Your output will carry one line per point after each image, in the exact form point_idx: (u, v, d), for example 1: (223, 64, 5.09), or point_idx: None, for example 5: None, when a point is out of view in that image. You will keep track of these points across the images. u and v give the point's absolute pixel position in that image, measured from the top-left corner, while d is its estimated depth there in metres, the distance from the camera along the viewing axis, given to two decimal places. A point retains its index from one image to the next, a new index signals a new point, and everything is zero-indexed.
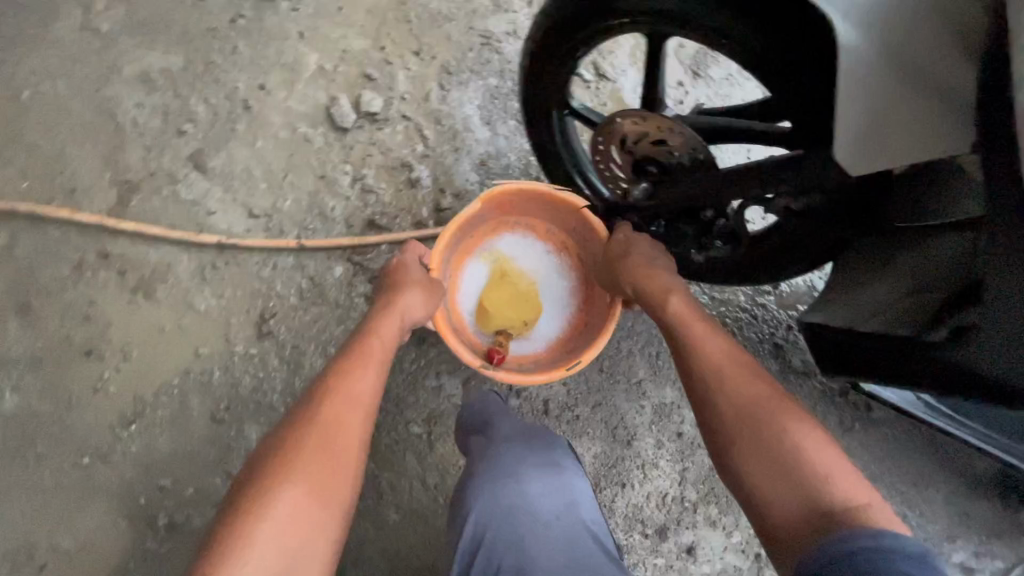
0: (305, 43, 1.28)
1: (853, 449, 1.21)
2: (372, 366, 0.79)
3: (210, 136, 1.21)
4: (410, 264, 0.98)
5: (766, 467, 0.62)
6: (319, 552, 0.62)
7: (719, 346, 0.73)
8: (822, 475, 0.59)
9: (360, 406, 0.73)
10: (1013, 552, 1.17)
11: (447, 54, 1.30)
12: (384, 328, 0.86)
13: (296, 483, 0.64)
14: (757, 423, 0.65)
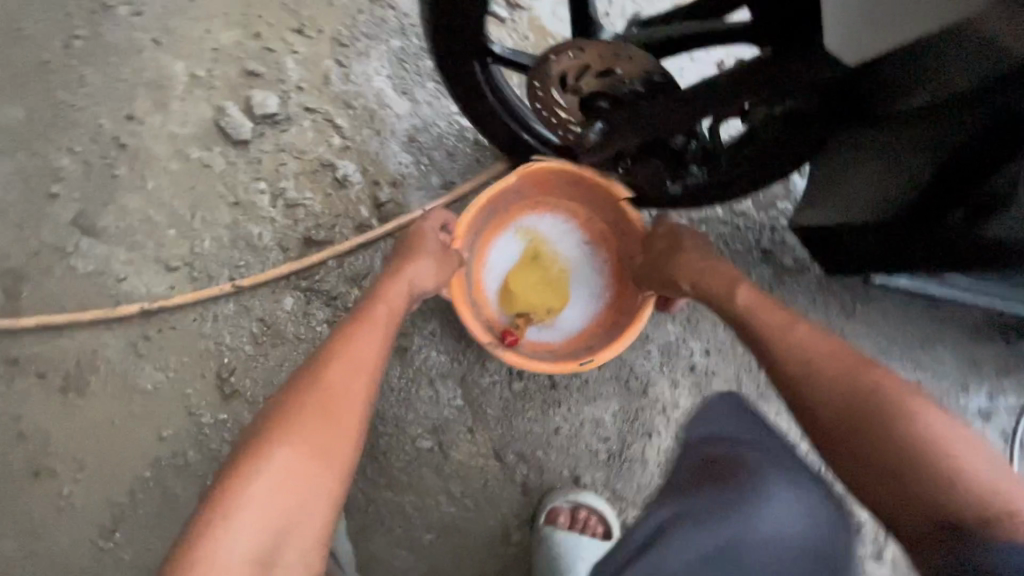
0: (163, 51, 1.08)
1: (859, 332, 1.20)
2: (375, 334, 0.75)
3: (89, 191, 1.02)
4: (429, 236, 0.90)
5: (877, 451, 0.62)
6: (320, 509, 0.63)
7: (813, 338, 0.73)
8: (938, 454, 0.59)
9: (361, 376, 0.70)
10: (1021, 384, 1.21)
11: (334, 24, 1.12)
12: (393, 294, 0.81)
13: (291, 440, 0.63)
14: (867, 402, 0.65)
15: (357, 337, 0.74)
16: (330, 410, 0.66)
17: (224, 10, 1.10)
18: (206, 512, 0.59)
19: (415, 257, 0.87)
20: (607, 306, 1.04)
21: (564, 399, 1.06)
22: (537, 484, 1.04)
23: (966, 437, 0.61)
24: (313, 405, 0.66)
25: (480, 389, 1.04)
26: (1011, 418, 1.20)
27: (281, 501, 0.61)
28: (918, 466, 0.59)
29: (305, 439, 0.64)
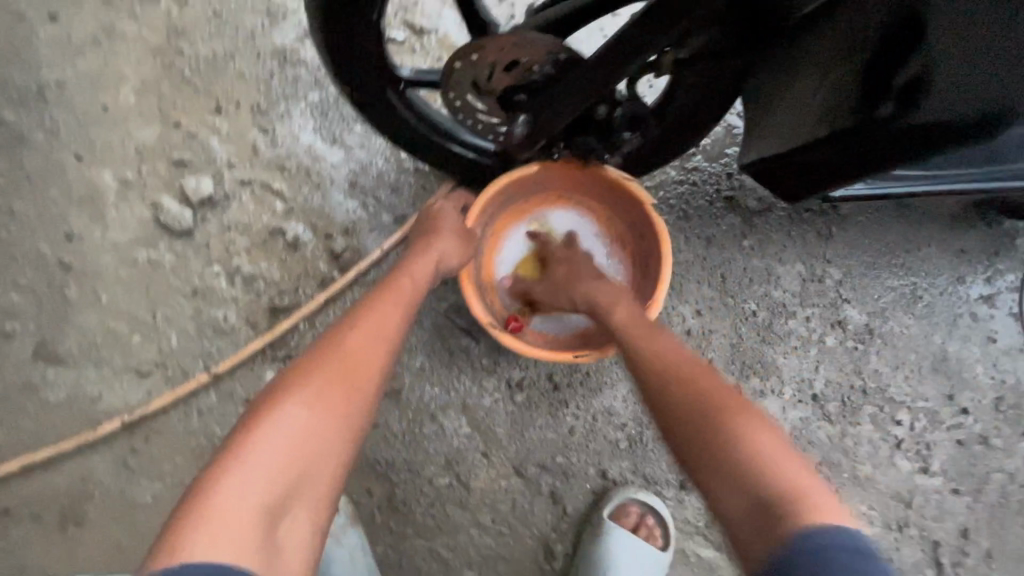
0: (88, 163, 1.07)
1: (843, 253, 1.18)
2: (398, 306, 0.71)
3: (44, 319, 1.00)
4: (445, 214, 0.88)
5: (723, 473, 0.55)
6: (321, 478, 0.56)
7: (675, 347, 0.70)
8: (784, 472, 0.53)
9: (384, 345, 0.66)
10: (1013, 260, 1.20)
11: (250, 94, 1.12)
12: (417, 268, 0.78)
13: (304, 396, 0.58)
14: (693, 431, 0.59)
15: (381, 307, 0.69)
16: (349, 369, 0.62)
17: (139, 109, 1.10)
18: (212, 462, 0.53)
19: (437, 232, 0.85)
20: None
21: (569, 397, 1.03)
22: (566, 490, 1.01)
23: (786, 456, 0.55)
24: (333, 364, 0.61)
25: (483, 411, 1.01)
26: (1013, 296, 1.18)
27: (285, 459, 0.54)
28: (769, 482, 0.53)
29: (321, 398, 0.58)
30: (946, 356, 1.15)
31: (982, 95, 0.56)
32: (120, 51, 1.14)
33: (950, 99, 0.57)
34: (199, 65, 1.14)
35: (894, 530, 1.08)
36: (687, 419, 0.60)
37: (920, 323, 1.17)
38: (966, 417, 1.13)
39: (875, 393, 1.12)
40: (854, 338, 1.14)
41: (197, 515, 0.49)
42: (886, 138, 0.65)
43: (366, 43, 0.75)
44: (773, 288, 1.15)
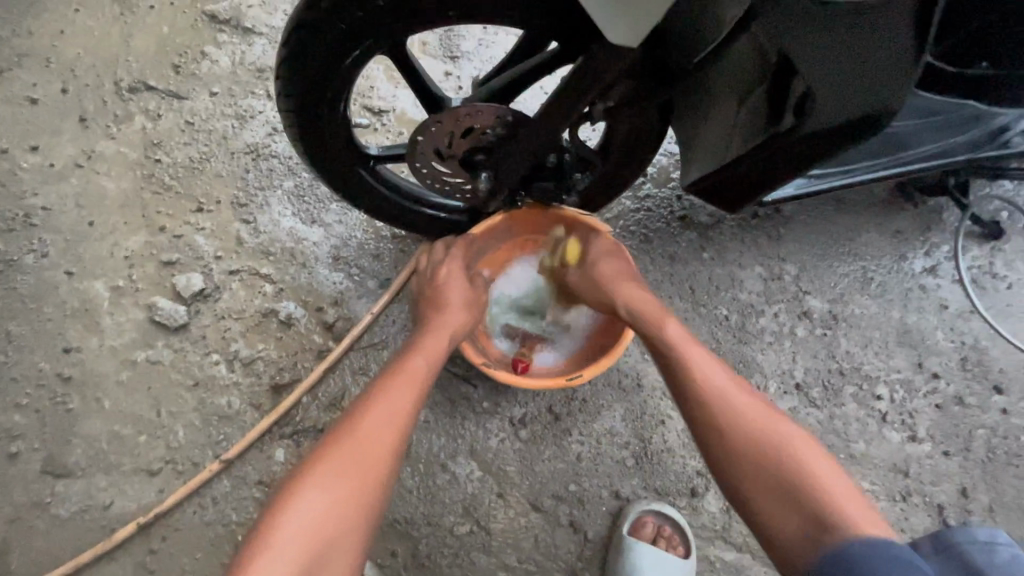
0: (79, 277, 1.12)
1: (795, 249, 1.29)
2: (411, 388, 0.76)
3: (49, 435, 1.01)
4: (451, 280, 0.94)
5: (780, 495, 0.69)
6: (337, 557, 0.63)
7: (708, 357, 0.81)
8: (818, 483, 0.68)
9: (394, 430, 0.71)
10: (944, 233, 1.32)
11: (229, 190, 1.20)
12: (429, 342, 0.84)
13: (323, 482, 0.65)
14: (772, 463, 0.71)
15: (393, 387, 0.75)
16: (359, 457, 0.68)
17: (125, 220, 1.17)
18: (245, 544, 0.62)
19: (445, 297, 0.91)
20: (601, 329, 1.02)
21: (572, 425, 1.08)
22: (584, 516, 1.03)
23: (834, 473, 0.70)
24: (344, 453, 0.68)
25: (492, 452, 1.05)
26: (952, 264, 1.30)
27: (308, 539, 0.62)
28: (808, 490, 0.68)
29: (331, 488, 0.65)
30: (907, 328, 1.25)
31: (865, 94, 0.65)
32: (101, 170, 1.21)
33: (843, 103, 0.66)
34: (178, 171, 1.22)
35: (900, 501, 1.12)
36: (760, 447, 0.72)
37: (877, 302, 1.26)
38: (938, 381, 1.21)
39: (852, 372, 1.20)
40: (822, 325, 1.23)
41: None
42: (791, 145, 0.75)
43: (338, 131, 0.84)
44: (739, 291, 1.24)
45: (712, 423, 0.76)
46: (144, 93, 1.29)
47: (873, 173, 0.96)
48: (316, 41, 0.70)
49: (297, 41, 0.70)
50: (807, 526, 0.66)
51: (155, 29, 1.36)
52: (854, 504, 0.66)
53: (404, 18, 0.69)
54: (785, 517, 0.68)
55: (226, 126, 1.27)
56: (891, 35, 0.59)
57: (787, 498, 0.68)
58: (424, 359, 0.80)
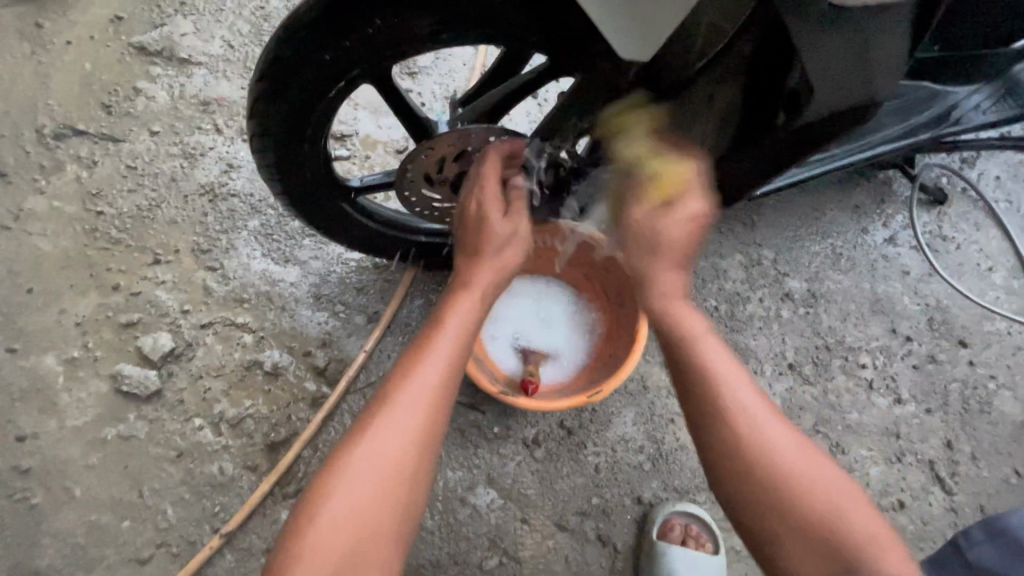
0: (25, 353, 0.99)
1: (769, 233, 1.33)
2: (449, 356, 0.67)
3: (12, 538, 0.89)
4: (493, 208, 0.78)
5: (778, 495, 0.60)
6: (377, 558, 0.57)
7: (706, 329, 0.72)
8: (841, 508, 0.59)
9: (435, 404, 0.64)
10: (896, 204, 1.41)
11: (188, 236, 1.11)
12: (466, 300, 0.73)
13: (358, 473, 0.59)
14: (750, 456, 0.62)
15: (428, 354, 0.67)
16: (393, 442, 0.61)
17: (70, 282, 1.05)
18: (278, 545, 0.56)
19: (483, 252, 0.77)
20: (605, 341, 1.01)
21: (586, 436, 1.06)
22: (611, 528, 1.02)
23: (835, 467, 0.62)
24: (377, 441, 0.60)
25: (510, 477, 1.02)
26: (908, 232, 1.39)
27: (341, 540, 0.56)
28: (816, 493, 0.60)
29: (365, 484, 0.59)
30: (877, 297, 1.32)
31: (860, 83, 0.65)
32: (34, 230, 1.08)
33: (838, 96, 0.67)
34: (125, 222, 1.11)
35: (897, 462, 1.17)
36: (761, 435, 0.63)
37: (848, 276, 1.33)
38: (912, 343, 1.28)
39: (837, 346, 1.25)
40: (803, 304, 1.28)
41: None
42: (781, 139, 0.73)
43: (317, 167, 0.79)
44: (724, 281, 1.27)
45: (705, 408, 0.66)
46: (73, 139, 1.17)
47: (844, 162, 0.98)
48: (294, 75, 0.65)
49: (274, 78, 0.65)
50: (816, 532, 0.58)
51: (77, 68, 1.23)
52: (860, 517, 0.58)
53: (390, 47, 0.65)
54: (787, 523, 0.59)
55: (174, 166, 1.16)
56: (894, 22, 0.60)
57: (780, 516, 0.59)
58: (462, 318, 0.71)
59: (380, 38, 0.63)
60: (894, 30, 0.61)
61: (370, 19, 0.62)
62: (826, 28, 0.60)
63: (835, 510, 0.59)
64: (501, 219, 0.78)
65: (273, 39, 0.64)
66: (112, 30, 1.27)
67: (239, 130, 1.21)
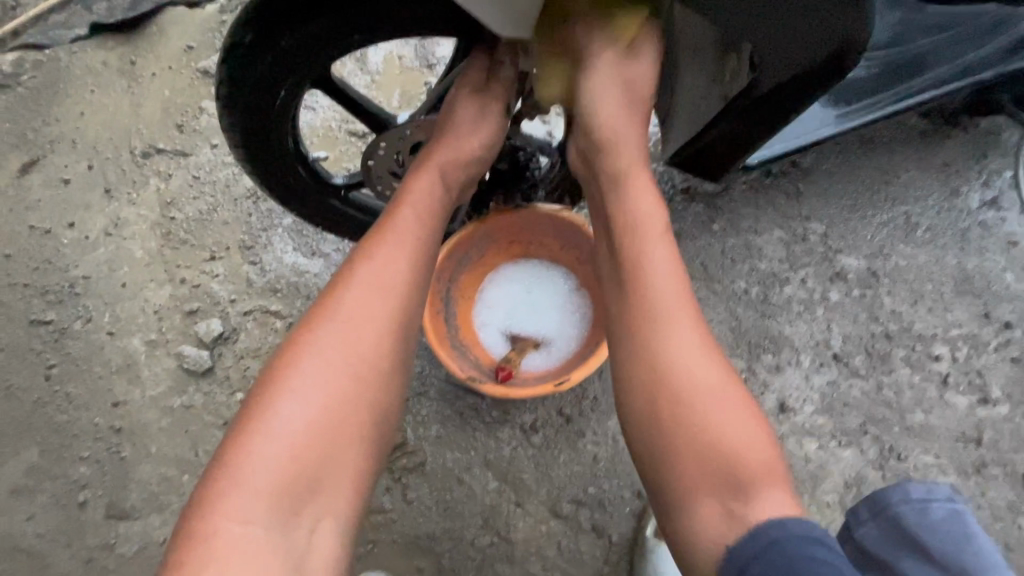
0: (119, 336, 1.22)
1: (821, 204, 1.16)
2: (399, 254, 0.69)
3: (109, 482, 1.12)
4: (459, 121, 0.77)
5: (698, 448, 0.62)
6: (331, 461, 0.61)
7: (674, 276, 0.69)
8: (738, 448, 0.62)
9: (380, 307, 0.66)
10: (1004, 157, 1.14)
11: (236, 234, 1.27)
12: (418, 189, 0.74)
13: (307, 381, 0.62)
14: (669, 386, 0.64)
15: (377, 254, 0.68)
16: (337, 354, 0.63)
17: (150, 277, 1.27)
18: (226, 454, 0.59)
19: (446, 139, 0.76)
20: (594, 326, 0.98)
21: (586, 424, 1.04)
22: (607, 519, 1.00)
23: (758, 432, 0.64)
24: (320, 355, 0.63)
25: (506, 461, 1.04)
26: (1016, 193, 1.12)
27: (292, 445, 0.60)
28: (738, 451, 0.62)
29: (312, 390, 0.62)
30: (966, 275, 1.09)
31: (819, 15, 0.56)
32: (126, 235, 1.31)
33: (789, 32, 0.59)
34: (190, 225, 1.30)
35: (975, 474, 0.98)
36: (697, 389, 0.64)
37: (927, 250, 1.11)
38: (1013, 331, 1.05)
39: (902, 335, 1.06)
40: (860, 286, 1.10)
41: (200, 546, 0.55)
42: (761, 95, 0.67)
43: (296, 171, 0.86)
44: (758, 260, 1.13)
45: (646, 360, 0.66)
46: (155, 156, 1.39)
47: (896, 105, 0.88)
48: (243, 92, 0.71)
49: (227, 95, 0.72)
50: (727, 490, 0.61)
51: (158, 94, 1.45)
52: (756, 449, 0.62)
53: (324, 51, 0.69)
54: (697, 467, 0.62)
55: (227, 174, 1.34)
56: None
57: (696, 470, 0.62)
58: (412, 209, 0.72)
59: (304, 44, 0.68)
60: None
61: (288, 33, 0.66)
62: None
63: (749, 472, 0.61)
64: (474, 98, 0.77)
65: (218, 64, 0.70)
66: (184, 57, 1.48)
67: None
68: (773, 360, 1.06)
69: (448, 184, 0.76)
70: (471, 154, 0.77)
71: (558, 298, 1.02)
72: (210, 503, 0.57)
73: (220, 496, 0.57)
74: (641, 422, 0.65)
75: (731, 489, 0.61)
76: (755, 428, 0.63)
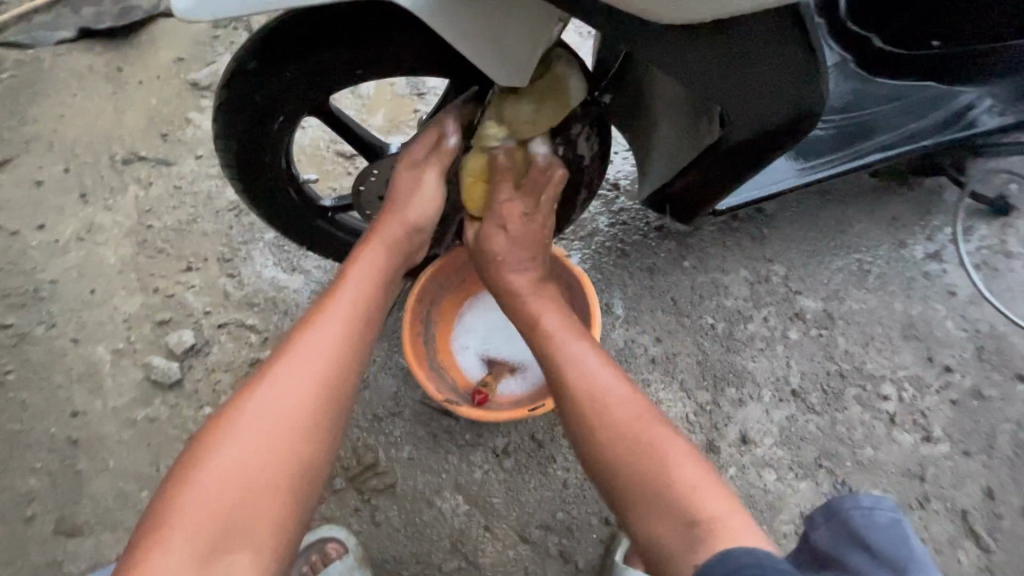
0: (84, 343, 1.19)
1: (783, 248, 1.24)
2: (343, 321, 0.77)
3: (59, 496, 1.07)
4: (400, 195, 0.85)
5: (653, 501, 0.63)
6: (258, 510, 0.64)
7: (592, 356, 0.75)
8: (688, 492, 0.63)
9: (318, 369, 0.72)
10: (946, 214, 1.25)
11: (216, 247, 1.26)
12: (359, 270, 0.82)
13: (239, 435, 0.67)
14: (605, 450, 0.68)
15: (320, 322, 0.76)
16: (272, 400, 0.69)
17: (121, 284, 1.24)
18: (165, 493, 0.64)
19: (387, 215, 0.85)
20: None
21: (556, 450, 1.06)
22: (575, 546, 1.00)
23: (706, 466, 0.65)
24: (262, 405, 0.69)
25: (477, 484, 1.05)
26: (957, 247, 1.22)
27: (226, 489, 0.64)
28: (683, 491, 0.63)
29: (244, 444, 0.66)
30: (911, 320, 1.17)
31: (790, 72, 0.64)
32: (100, 240, 1.29)
33: (752, 102, 0.67)
34: (168, 235, 1.29)
35: (921, 509, 1.03)
36: (635, 443, 0.67)
37: (876, 296, 1.19)
38: (952, 374, 1.13)
39: (854, 374, 1.13)
40: (817, 326, 1.17)
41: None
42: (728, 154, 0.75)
43: (287, 190, 0.88)
44: (724, 298, 1.19)
45: (584, 428, 0.70)
46: (136, 164, 1.38)
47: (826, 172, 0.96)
48: (241, 112, 0.73)
49: (224, 113, 0.73)
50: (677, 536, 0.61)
51: (145, 103, 1.45)
52: (710, 493, 0.63)
53: (328, 80, 0.72)
54: (647, 518, 0.63)
55: (210, 187, 1.34)
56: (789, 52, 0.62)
57: (647, 514, 0.63)
58: (354, 288, 0.80)
59: (308, 72, 0.70)
60: (799, 61, 0.62)
61: (293, 63, 0.69)
62: (709, 32, 0.61)
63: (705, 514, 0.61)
64: (413, 168, 0.85)
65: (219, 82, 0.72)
66: (175, 69, 1.48)
67: None
68: (736, 394, 1.11)
69: (391, 254, 0.85)
70: (409, 229, 0.85)
71: None
72: (146, 540, 0.61)
73: (156, 529, 0.61)
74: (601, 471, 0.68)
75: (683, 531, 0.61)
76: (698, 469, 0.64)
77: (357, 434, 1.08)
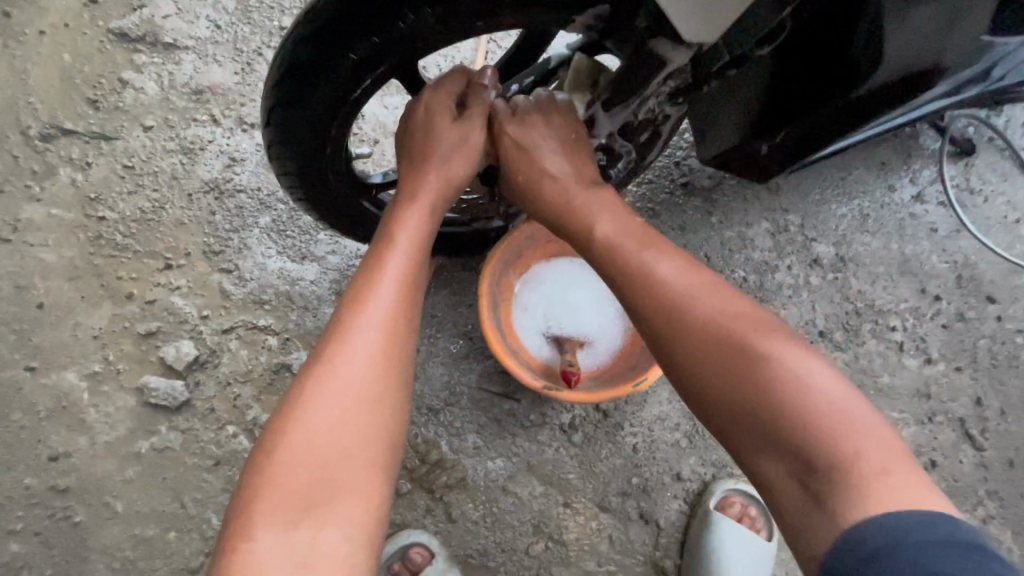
0: (47, 373, 0.97)
1: (797, 197, 1.29)
2: (403, 275, 0.67)
3: (60, 556, 0.91)
4: (435, 142, 0.75)
5: (783, 447, 0.54)
6: (350, 478, 0.57)
7: (677, 271, 0.65)
8: (832, 425, 0.53)
9: (390, 323, 0.63)
10: (927, 156, 1.35)
11: (196, 237, 1.05)
12: (411, 219, 0.72)
13: (319, 400, 0.58)
14: (724, 372, 0.58)
15: (381, 274, 0.66)
16: (361, 357, 0.61)
17: (82, 294, 1.01)
18: (253, 470, 0.56)
19: (430, 167, 0.75)
20: None
21: (621, 417, 1.05)
22: (653, 506, 1.03)
23: (840, 384, 0.56)
24: (333, 372, 0.59)
25: (551, 464, 1.02)
26: (936, 187, 1.34)
27: (311, 459, 0.56)
28: (829, 440, 0.52)
29: (327, 411, 0.58)
30: (906, 258, 1.29)
31: (929, 50, 0.72)
32: (35, 242, 1.03)
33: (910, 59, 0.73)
34: (128, 227, 1.05)
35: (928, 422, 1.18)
36: (771, 384, 0.55)
37: (877, 237, 1.29)
38: (940, 302, 1.26)
39: (866, 311, 1.23)
40: (832, 270, 1.26)
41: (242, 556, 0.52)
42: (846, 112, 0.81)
43: (347, 153, 0.74)
44: (751, 251, 1.23)
45: (688, 345, 0.60)
46: (62, 139, 1.08)
47: (870, 132, 0.96)
48: (329, 64, 0.60)
49: (307, 62, 0.60)
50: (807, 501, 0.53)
51: (54, 59, 1.12)
52: (866, 433, 0.53)
53: (423, 36, 0.60)
54: (770, 461, 0.55)
55: (173, 163, 1.08)
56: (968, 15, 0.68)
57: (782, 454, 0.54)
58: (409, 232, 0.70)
59: (407, 28, 0.59)
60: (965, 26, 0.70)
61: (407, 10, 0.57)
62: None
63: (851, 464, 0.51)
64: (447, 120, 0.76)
65: (302, 18, 0.59)
66: (85, 13, 1.15)
67: (238, 119, 1.12)
68: None
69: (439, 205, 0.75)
70: (456, 185, 0.76)
71: (598, 297, 1.00)
72: (245, 520, 0.53)
73: (250, 500, 0.54)
74: (711, 406, 0.59)
75: (796, 468, 0.53)
76: (846, 402, 0.54)
77: (415, 430, 1.01)
